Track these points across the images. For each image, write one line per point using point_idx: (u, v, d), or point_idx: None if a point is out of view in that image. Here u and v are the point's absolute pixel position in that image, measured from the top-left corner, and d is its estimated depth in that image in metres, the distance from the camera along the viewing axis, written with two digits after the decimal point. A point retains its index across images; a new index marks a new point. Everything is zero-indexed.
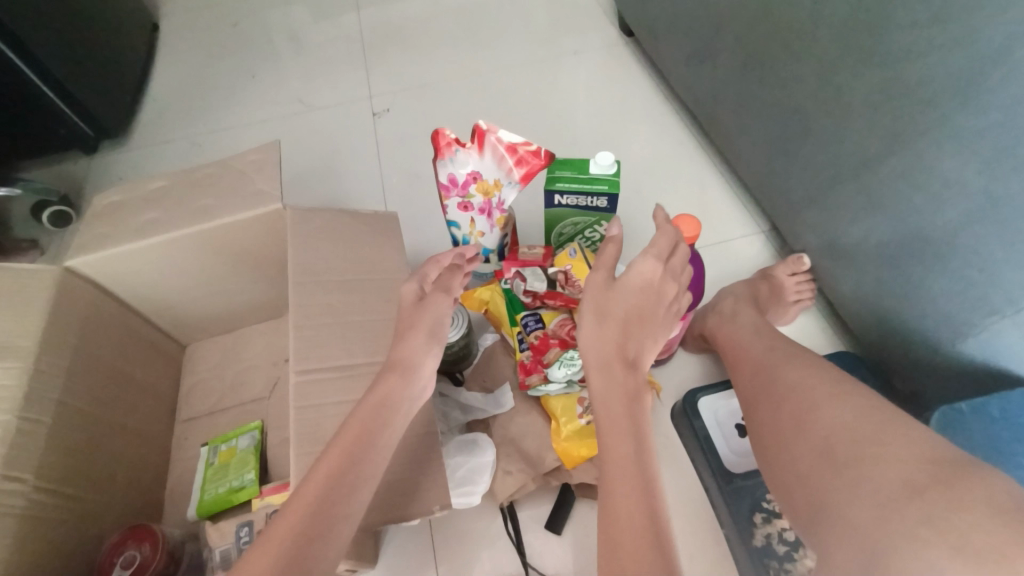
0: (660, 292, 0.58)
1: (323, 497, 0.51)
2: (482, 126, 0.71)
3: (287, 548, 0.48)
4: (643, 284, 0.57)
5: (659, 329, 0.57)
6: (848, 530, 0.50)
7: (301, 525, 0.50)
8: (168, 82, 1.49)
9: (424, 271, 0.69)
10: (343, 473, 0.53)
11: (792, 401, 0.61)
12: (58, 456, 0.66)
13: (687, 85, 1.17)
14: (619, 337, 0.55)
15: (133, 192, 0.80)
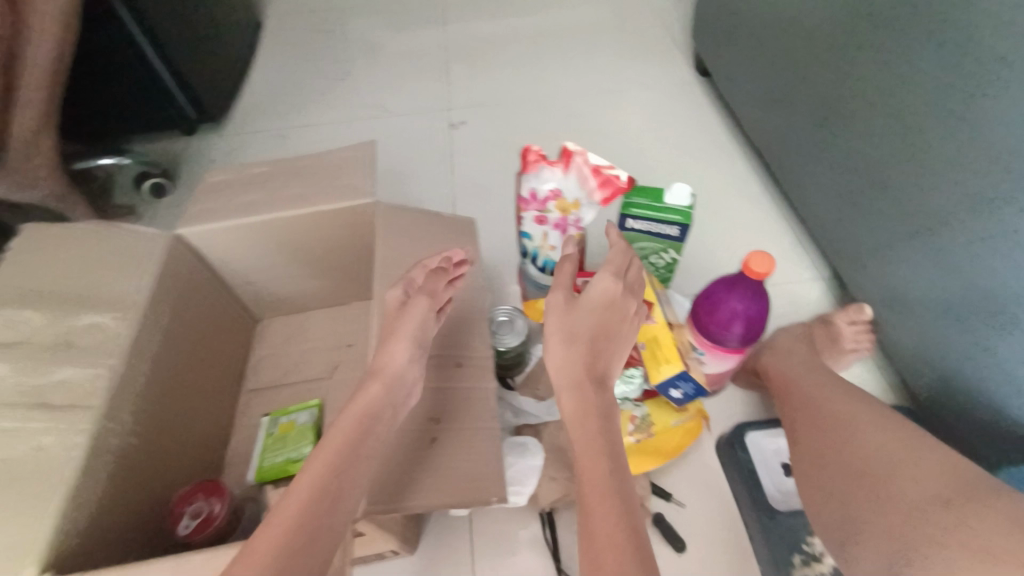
0: (618, 305, 0.64)
1: (305, 508, 0.49)
2: (571, 148, 0.77)
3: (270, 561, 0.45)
4: (603, 300, 0.63)
5: (625, 340, 0.63)
6: (882, 542, 0.56)
7: (281, 539, 0.46)
8: (264, 77, 1.61)
9: (410, 277, 0.68)
10: (327, 484, 0.51)
11: (827, 426, 0.65)
12: (151, 404, 0.69)
13: (759, 129, 1.19)
14: (586, 354, 0.60)
15: (238, 175, 0.87)
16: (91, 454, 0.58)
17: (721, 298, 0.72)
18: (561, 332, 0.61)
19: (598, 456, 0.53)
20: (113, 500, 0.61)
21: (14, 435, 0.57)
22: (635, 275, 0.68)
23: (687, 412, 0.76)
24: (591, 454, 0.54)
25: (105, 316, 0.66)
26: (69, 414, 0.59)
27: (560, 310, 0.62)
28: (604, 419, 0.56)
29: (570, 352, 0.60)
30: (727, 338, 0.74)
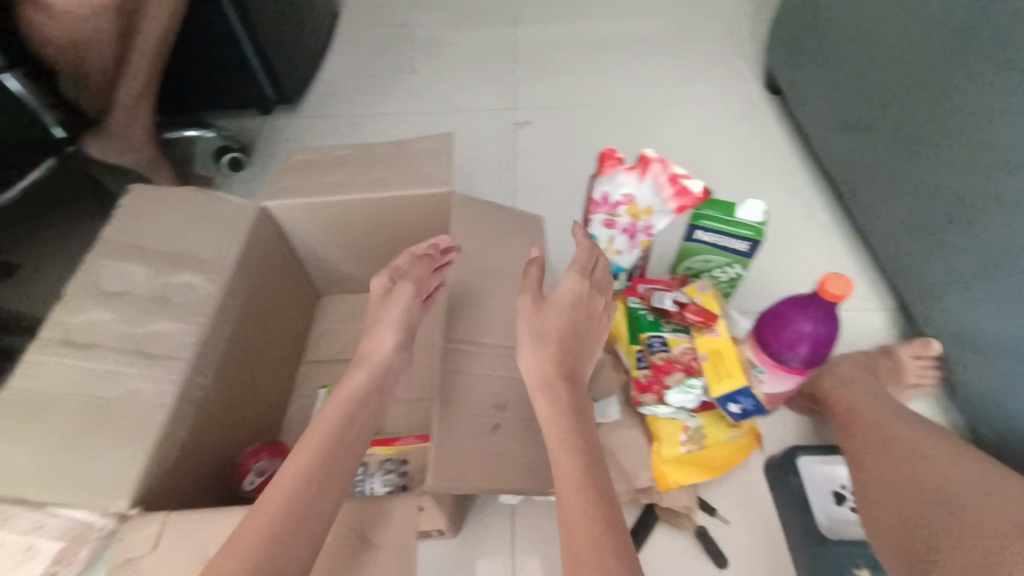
0: (585, 303, 0.65)
1: (292, 501, 0.50)
2: (649, 155, 0.77)
3: (258, 551, 0.47)
4: (572, 299, 0.65)
5: (592, 341, 0.66)
6: (954, 560, 0.55)
7: (269, 530, 0.48)
8: (339, 65, 1.67)
9: (396, 264, 0.74)
10: (312, 479, 0.52)
11: (893, 452, 0.67)
12: (227, 363, 0.72)
13: (832, 152, 1.17)
14: (554, 355, 0.61)
15: (321, 156, 0.89)
16: (175, 403, 0.60)
17: (790, 318, 0.72)
18: (526, 332, 0.62)
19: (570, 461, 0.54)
20: (192, 453, 0.64)
21: (106, 376, 0.59)
22: (602, 274, 0.69)
23: (740, 429, 0.76)
24: (566, 459, 0.54)
25: (197, 277, 0.69)
26: (155, 363, 0.61)
27: (531, 310, 0.63)
28: (578, 421, 0.58)
29: (538, 351, 0.61)
30: (791, 359, 0.73)
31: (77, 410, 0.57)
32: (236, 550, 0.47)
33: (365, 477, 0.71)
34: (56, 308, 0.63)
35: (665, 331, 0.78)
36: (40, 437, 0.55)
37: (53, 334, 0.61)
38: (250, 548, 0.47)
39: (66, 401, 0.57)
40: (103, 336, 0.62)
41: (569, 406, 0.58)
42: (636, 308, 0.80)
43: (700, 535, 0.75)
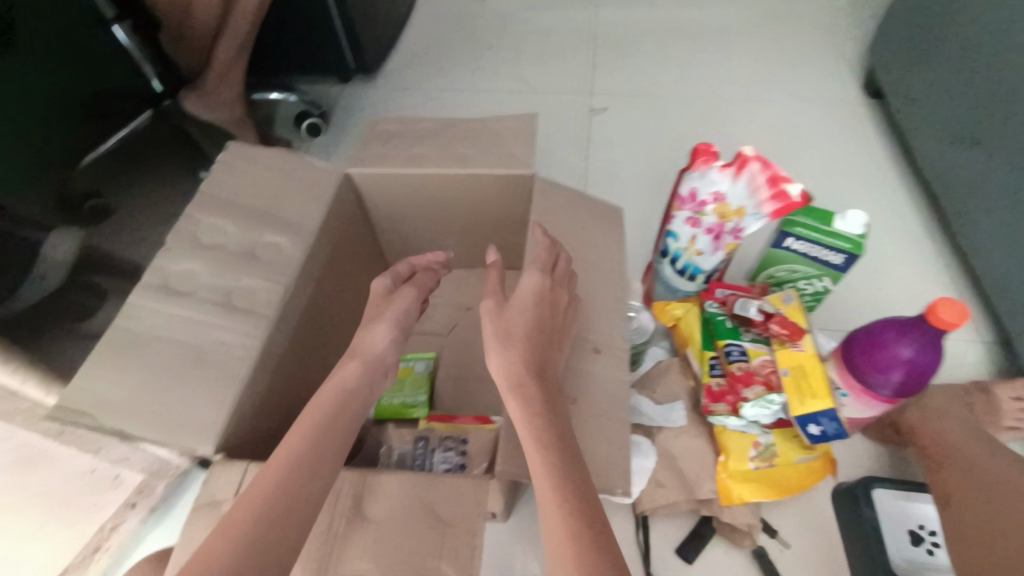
0: (549, 300, 0.62)
1: (281, 486, 0.48)
2: (747, 153, 0.74)
3: (247, 536, 0.46)
4: (536, 298, 0.62)
5: (560, 337, 0.63)
6: None
7: (259, 517, 0.46)
8: (417, 37, 1.66)
9: (397, 269, 0.73)
10: (301, 463, 0.50)
11: (991, 483, 0.63)
12: (303, 325, 0.73)
13: (939, 167, 1.07)
14: (522, 355, 0.59)
15: (405, 127, 0.88)
16: (258, 358, 0.61)
17: (887, 341, 0.67)
18: (490, 333, 0.61)
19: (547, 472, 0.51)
20: (265, 409, 0.65)
21: (197, 326, 0.61)
22: (562, 269, 0.66)
23: (814, 452, 0.72)
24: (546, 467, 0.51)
25: (281, 238, 0.70)
26: (241, 317, 0.63)
27: (495, 314, 0.63)
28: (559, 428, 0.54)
29: (500, 349, 0.60)
30: (880, 385, 0.68)
31: (173, 354, 0.59)
32: (227, 536, 0.46)
33: (426, 451, 0.71)
34: (157, 255, 0.65)
35: (745, 341, 0.75)
36: (137, 375, 0.57)
37: (153, 280, 0.64)
38: (239, 534, 0.46)
39: (162, 344, 0.59)
40: (197, 286, 0.64)
41: (542, 406, 0.55)
42: (714, 313, 0.78)
43: (757, 555, 0.74)
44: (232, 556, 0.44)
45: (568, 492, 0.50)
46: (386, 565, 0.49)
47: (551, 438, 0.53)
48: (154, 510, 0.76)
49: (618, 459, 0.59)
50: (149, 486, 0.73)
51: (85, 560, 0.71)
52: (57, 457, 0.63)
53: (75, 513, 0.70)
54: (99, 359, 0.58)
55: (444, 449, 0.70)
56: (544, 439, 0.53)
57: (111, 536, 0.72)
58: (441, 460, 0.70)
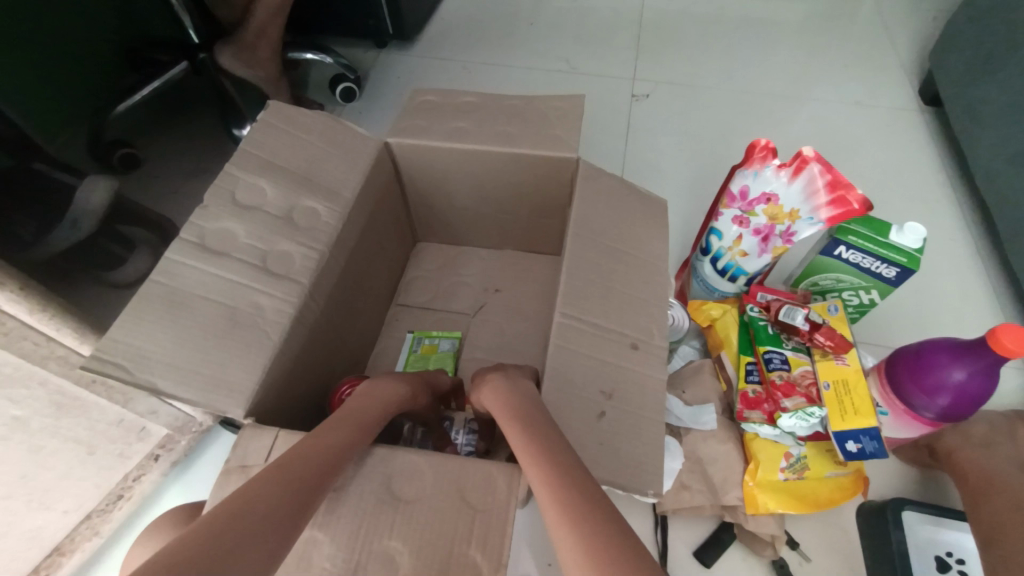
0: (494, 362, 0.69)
1: (322, 461, 0.46)
2: (807, 152, 0.68)
3: (296, 481, 0.43)
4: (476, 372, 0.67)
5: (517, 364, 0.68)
6: None
7: (298, 480, 0.43)
8: (456, 3, 1.59)
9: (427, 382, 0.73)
10: (339, 451, 0.49)
11: None
12: (335, 295, 0.71)
13: (998, 184, 1.02)
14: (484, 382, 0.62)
15: (447, 99, 0.83)
16: (293, 326, 0.60)
17: (938, 363, 0.64)
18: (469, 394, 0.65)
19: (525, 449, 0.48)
20: (294, 378, 0.64)
21: (232, 287, 0.59)
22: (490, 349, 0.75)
23: (846, 468, 0.71)
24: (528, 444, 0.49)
25: (320, 205, 0.68)
26: (278, 283, 0.61)
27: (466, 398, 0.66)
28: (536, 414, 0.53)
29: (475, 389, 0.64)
30: (925, 408, 0.66)
31: (211, 315, 0.57)
32: (270, 484, 0.41)
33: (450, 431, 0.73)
34: (194, 211, 0.63)
35: (786, 349, 0.74)
36: (175, 332, 0.56)
37: (190, 236, 0.61)
38: (287, 478, 0.43)
39: (200, 303, 0.58)
40: (234, 246, 0.62)
41: (515, 402, 0.55)
42: (755, 318, 0.77)
43: (777, 566, 0.73)
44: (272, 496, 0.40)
45: (563, 457, 0.46)
46: (418, 547, 0.48)
47: (541, 422, 0.52)
48: (176, 463, 0.81)
49: (654, 460, 0.57)
50: (173, 441, 0.76)
51: (109, 507, 0.74)
52: (89, 407, 0.63)
53: (100, 464, 0.70)
54: (132, 313, 0.56)
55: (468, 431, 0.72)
56: (528, 423, 0.51)
57: (135, 484, 0.76)
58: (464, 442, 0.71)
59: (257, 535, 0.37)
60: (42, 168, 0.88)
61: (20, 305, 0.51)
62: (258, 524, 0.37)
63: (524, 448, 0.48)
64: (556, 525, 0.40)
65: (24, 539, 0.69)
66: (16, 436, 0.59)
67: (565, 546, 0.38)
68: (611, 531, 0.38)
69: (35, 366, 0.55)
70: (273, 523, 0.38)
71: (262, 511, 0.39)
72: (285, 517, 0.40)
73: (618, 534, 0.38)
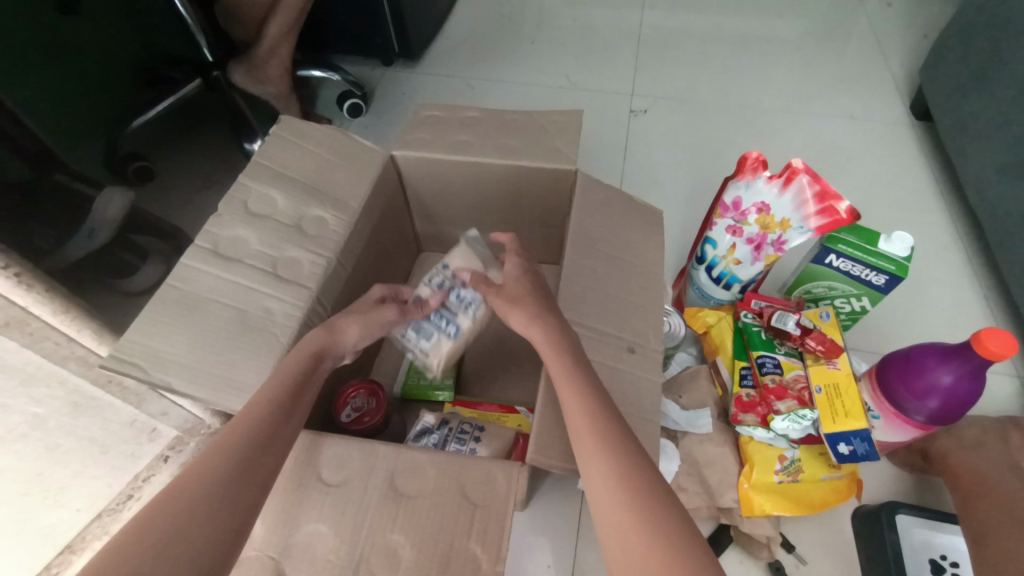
0: (541, 295, 0.62)
1: (261, 432, 0.49)
2: (796, 164, 0.71)
3: (221, 479, 0.45)
4: (507, 304, 0.62)
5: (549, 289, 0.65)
6: None
7: (223, 480, 0.45)
8: (460, 22, 1.64)
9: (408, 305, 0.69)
10: (278, 413, 0.51)
11: None
12: (343, 300, 0.74)
13: (987, 195, 1.05)
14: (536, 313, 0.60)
15: (451, 114, 0.86)
16: (300, 328, 0.62)
17: (927, 366, 0.66)
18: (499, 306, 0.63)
19: (597, 431, 0.49)
20: None
21: (245, 292, 0.62)
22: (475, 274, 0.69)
23: (840, 471, 0.72)
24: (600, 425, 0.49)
25: (328, 213, 0.70)
26: (287, 287, 0.64)
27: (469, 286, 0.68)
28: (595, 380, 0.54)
29: (513, 310, 0.61)
30: (915, 411, 0.67)
31: (223, 318, 0.60)
32: (212, 469, 0.45)
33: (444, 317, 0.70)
34: (208, 219, 0.66)
35: (779, 354, 0.76)
36: (189, 333, 0.58)
37: (204, 243, 0.64)
38: (212, 479, 0.44)
39: (213, 306, 0.60)
40: (246, 253, 0.65)
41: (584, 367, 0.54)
42: (749, 324, 0.80)
43: (773, 568, 0.74)
44: (198, 501, 0.43)
45: (621, 436, 0.49)
46: (419, 540, 0.50)
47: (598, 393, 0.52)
48: None
49: (649, 458, 0.59)
50: (182, 443, 0.76)
51: (119, 507, 0.76)
52: (103, 407, 0.65)
53: (112, 463, 0.72)
54: (149, 316, 0.59)
55: (451, 288, 0.71)
56: (583, 390, 0.52)
57: (145, 485, 0.77)
58: (464, 302, 0.70)
59: (206, 525, 0.42)
60: (62, 179, 0.92)
61: (44, 307, 0.53)
62: (204, 513, 0.42)
63: (580, 416, 0.50)
64: (611, 517, 0.44)
65: (37, 536, 0.71)
66: (35, 433, 0.62)
67: (618, 544, 0.43)
68: (672, 527, 0.42)
69: (55, 365, 0.58)
70: (204, 534, 0.41)
71: (201, 505, 0.43)
72: (232, 497, 0.44)
73: (675, 532, 0.42)
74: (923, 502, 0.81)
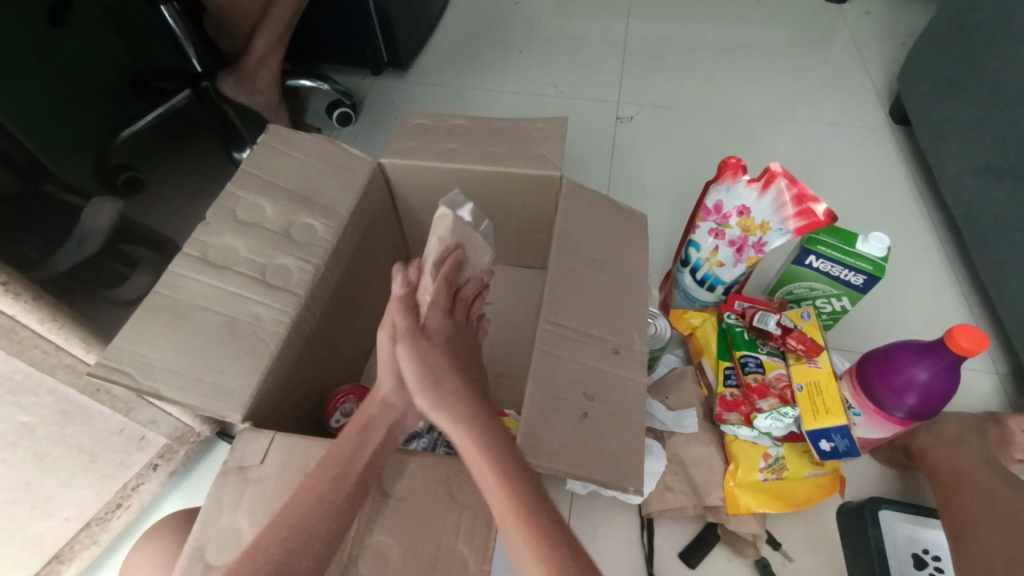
0: (471, 368, 0.61)
1: (302, 531, 0.49)
2: (775, 168, 0.73)
3: (281, 553, 0.48)
4: (419, 383, 0.58)
5: (448, 377, 0.58)
6: None
7: (283, 554, 0.48)
8: (449, 32, 1.66)
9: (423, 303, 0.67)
10: (315, 507, 0.50)
11: (1009, 517, 0.65)
12: (332, 305, 0.74)
13: (963, 197, 1.07)
14: (450, 390, 0.58)
15: (438, 122, 0.87)
16: (289, 335, 0.63)
17: (904, 363, 0.68)
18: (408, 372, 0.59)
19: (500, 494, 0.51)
20: (290, 389, 0.68)
21: (236, 299, 0.63)
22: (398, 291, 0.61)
23: (823, 468, 0.74)
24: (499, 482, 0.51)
25: (316, 221, 0.71)
26: (276, 294, 0.64)
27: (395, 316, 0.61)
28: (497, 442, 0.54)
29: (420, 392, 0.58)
30: (895, 407, 0.69)
31: (213, 325, 0.61)
32: (272, 546, 0.48)
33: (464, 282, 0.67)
34: (197, 228, 0.66)
35: (762, 353, 0.78)
36: (178, 340, 0.59)
37: (193, 250, 0.65)
38: (272, 556, 0.48)
39: (203, 314, 0.61)
40: (235, 260, 0.65)
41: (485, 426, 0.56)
42: (733, 324, 0.81)
43: (760, 565, 0.76)
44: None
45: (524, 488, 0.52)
46: (406, 542, 0.50)
47: (503, 446, 0.54)
48: (174, 473, 0.83)
49: (635, 459, 0.60)
50: (172, 451, 0.79)
51: (107, 516, 0.76)
52: (93, 415, 0.66)
53: (101, 472, 0.72)
54: (138, 324, 0.59)
55: None
56: (494, 444, 0.54)
57: (134, 494, 0.78)
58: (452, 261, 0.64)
59: None
60: (51, 190, 0.94)
61: (32, 315, 0.54)
62: None
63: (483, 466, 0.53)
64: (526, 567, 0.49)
65: (25, 546, 0.71)
66: (23, 442, 0.62)
67: None
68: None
69: (44, 374, 0.59)
70: None
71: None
72: (293, 562, 0.48)
73: None
74: (906, 498, 0.83)
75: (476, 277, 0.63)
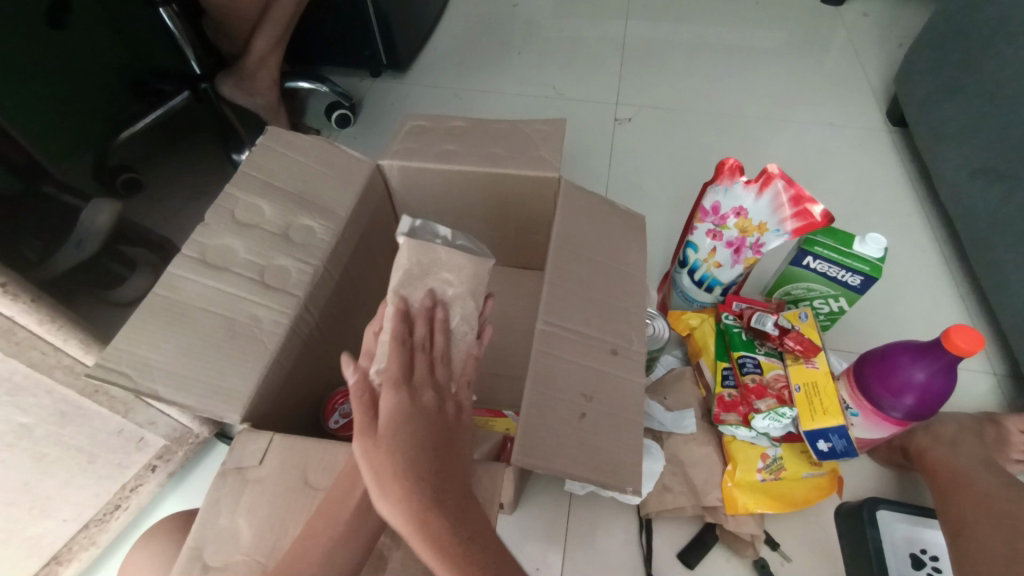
0: (433, 457, 0.48)
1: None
2: (772, 169, 0.73)
3: None
4: (376, 478, 0.47)
5: (408, 459, 0.47)
6: None
7: None
8: (448, 34, 1.67)
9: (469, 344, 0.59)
10: (304, 559, 0.49)
11: (1007, 519, 0.65)
12: (331, 306, 0.74)
13: (960, 199, 1.08)
14: (405, 478, 0.47)
15: (438, 124, 0.87)
16: (288, 336, 0.63)
17: (901, 363, 0.68)
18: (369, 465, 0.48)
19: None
20: (290, 390, 0.68)
21: (234, 300, 0.63)
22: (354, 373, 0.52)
23: (821, 469, 0.74)
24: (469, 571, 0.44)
25: (315, 221, 0.71)
26: (275, 294, 0.64)
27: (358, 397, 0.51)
28: (455, 526, 0.46)
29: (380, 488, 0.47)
30: (891, 407, 0.69)
31: (212, 325, 0.61)
32: None
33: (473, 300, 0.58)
34: (196, 229, 0.66)
35: (759, 354, 0.79)
36: (178, 341, 0.59)
37: (192, 251, 0.65)
38: None
39: (201, 314, 0.61)
40: (234, 261, 0.65)
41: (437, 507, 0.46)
42: (730, 325, 0.82)
43: (758, 566, 0.76)
44: None
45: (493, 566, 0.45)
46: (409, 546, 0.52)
47: (461, 527, 0.46)
48: (172, 475, 0.83)
49: (633, 460, 0.60)
50: (170, 452, 0.78)
51: (105, 517, 0.76)
52: (91, 416, 0.66)
53: (100, 472, 0.72)
54: (137, 325, 0.59)
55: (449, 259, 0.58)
56: (445, 524, 0.46)
57: (132, 495, 0.78)
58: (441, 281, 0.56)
59: None
60: (50, 192, 0.94)
61: (31, 316, 0.54)
62: None
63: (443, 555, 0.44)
64: None
65: (23, 547, 0.71)
66: (22, 442, 0.62)
67: None
68: None
69: (43, 374, 0.59)
70: None
71: None
72: None
73: None
74: (904, 498, 0.83)
75: (439, 315, 0.53)
